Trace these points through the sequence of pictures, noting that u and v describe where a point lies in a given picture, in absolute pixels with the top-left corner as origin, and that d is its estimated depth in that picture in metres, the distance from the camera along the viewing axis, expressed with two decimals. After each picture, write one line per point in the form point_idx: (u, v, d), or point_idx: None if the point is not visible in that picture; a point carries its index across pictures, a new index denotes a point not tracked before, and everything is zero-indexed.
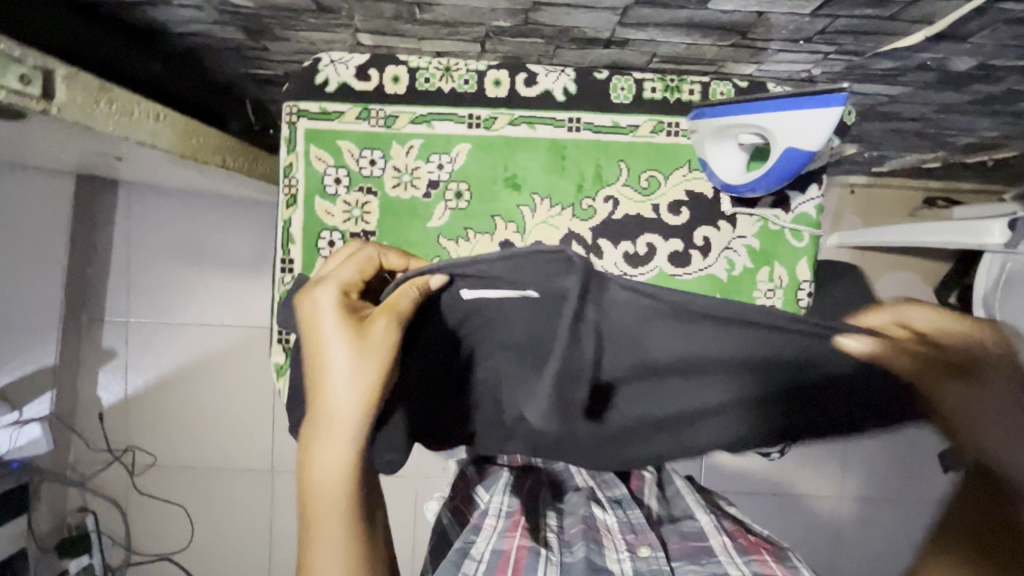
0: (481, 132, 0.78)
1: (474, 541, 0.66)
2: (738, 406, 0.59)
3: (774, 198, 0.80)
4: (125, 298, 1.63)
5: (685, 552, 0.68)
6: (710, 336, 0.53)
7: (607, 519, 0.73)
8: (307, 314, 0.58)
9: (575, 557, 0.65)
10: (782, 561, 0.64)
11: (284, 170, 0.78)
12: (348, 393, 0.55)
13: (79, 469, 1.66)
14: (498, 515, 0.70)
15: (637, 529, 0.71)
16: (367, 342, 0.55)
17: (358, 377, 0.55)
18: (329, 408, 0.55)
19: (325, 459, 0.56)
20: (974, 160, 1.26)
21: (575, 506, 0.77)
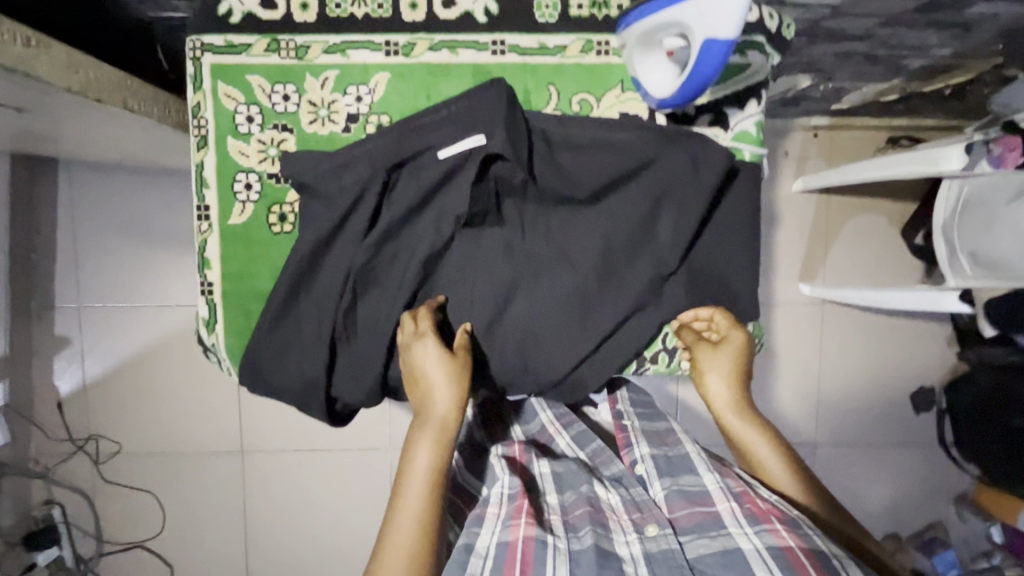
0: (399, 60, 0.73)
1: (478, 535, 0.64)
2: (612, 226, 0.74)
3: (711, 117, 0.77)
4: (75, 283, 1.56)
5: (694, 521, 0.66)
6: (584, 156, 0.75)
7: (610, 499, 0.72)
8: (411, 356, 0.71)
9: (582, 545, 0.62)
10: (794, 526, 0.62)
11: (192, 110, 0.73)
12: (446, 404, 0.69)
13: (41, 461, 1.60)
14: (501, 500, 0.68)
15: (641, 506, 0.71)
16: (465, 368, 0.71)
17: (453, 393, 0.69)
18: (434, 409, 0.68)
19: (421, 461, 0.65)
20: (932, 88, 1.23)
21: (575, 479, 0.75)
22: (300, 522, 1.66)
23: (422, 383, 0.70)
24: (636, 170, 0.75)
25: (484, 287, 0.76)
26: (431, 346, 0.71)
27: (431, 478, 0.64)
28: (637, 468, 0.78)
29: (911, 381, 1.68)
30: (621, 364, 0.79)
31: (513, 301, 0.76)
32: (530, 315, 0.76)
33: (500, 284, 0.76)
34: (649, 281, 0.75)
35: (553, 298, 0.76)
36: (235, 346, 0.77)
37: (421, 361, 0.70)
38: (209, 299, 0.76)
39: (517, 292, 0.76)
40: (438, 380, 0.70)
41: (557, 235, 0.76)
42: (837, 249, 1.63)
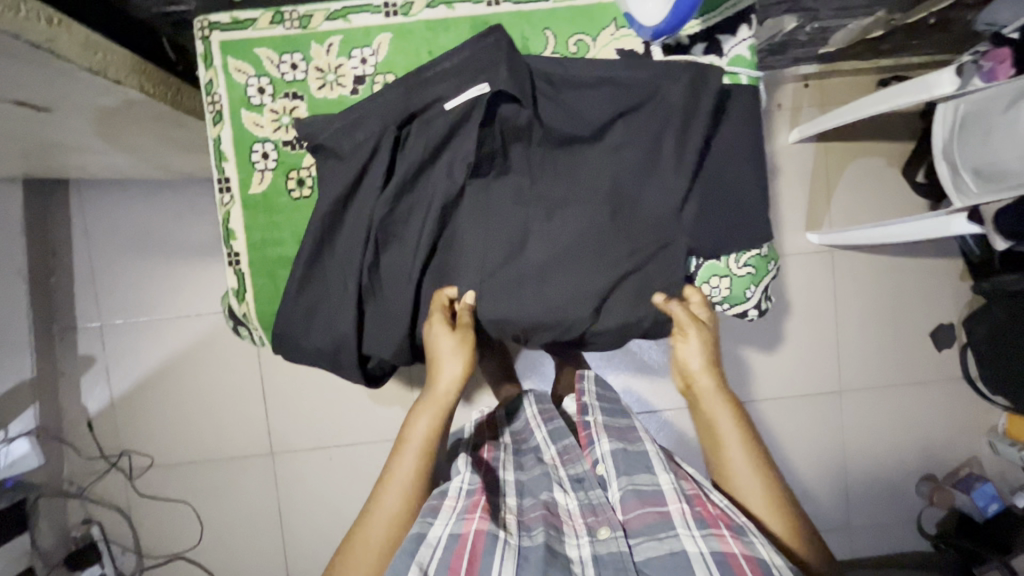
0: (398, 20, 0.76)
1: (431, 524, 0.68)
2: (620, 162, 0.77)
3: (705, 46, 0.80)
4: (96, 302, 1.59)
5: (644, 523, 0.70)
6: (586, 96, 0.77)
7: (569, 503, 0.77)
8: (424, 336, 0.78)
9: (533, 543, 0.67)
10: (736, 529, 0.67)
11: (206, 87, 0.76)
12: (447, 379, 0.77)
13: (76, 481, 1.62)
14: (458, 495, 0.73)
15: (597, 508, 0.75)
16: (468, 348, 0.77)
17: (454, 371, 0.77)
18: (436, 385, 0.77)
19: (419, 426, 0.77)
20: (915, 19, 1.25)
21: (538, 487, 0.81)
22: (334, 520, 1.66)
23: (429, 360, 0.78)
24: (637, 105, 0.77)
25: (502, 231, 0.77)
26: (435, 326, 0.77)
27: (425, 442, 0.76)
28: (598, 468, 0.83)
29: (928, 320, 1.68)
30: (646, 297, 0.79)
31: (535, 242, 0.78)
32: (546, 258, 0.77)
33: (520, 232, 0.78)
34: (665, 211, 0.76)
35: (577, 238, 0.77)
36: (266, 312, 0.80)
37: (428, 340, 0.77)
38: (237, 270, 0.79)
39: (539, 234, 0.78)
40: (439, 359, 0.77)
41: (569, 173, 0.78)
42: (840, 196, 1.64)
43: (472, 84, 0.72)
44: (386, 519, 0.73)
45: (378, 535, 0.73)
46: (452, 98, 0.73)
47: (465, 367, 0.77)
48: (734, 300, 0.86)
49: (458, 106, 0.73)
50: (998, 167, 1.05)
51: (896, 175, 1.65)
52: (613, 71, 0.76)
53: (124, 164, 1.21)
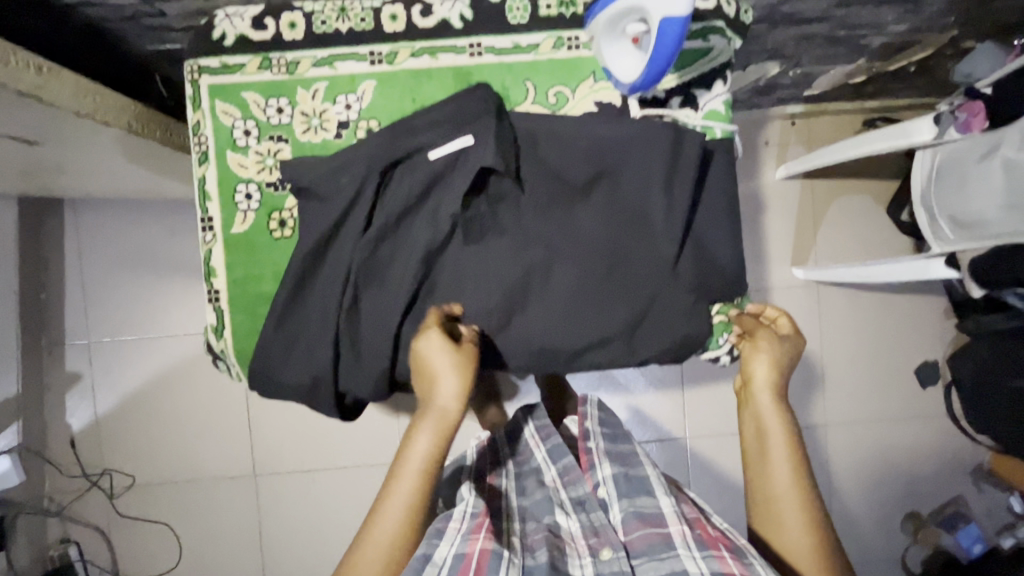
0: (384, 68, 0.78)
1: (437, 546, 0.67)
2: (602, 214, 0.79)
3: (682, 99, 0.82)
4: (85, 319, 1.60)
5: (647, 544, 0.70)
6: (569, 150, 0.79)
7: (570, 525, 0.77)
8: (423, 352, 0.74)
9: (538, 561, 0.68)
10: (737, 550, 0.66)
11: (193, 129, 0.78)
12: (446, 397, 0.73)
13: (56, 498, 1.61)
14: (462, 518, 0.71)
15: (599, 530, 0.75)
16: (467, 364, 0.75)
17: (454, 386, 0.73)
18: (440, 399, 0.73)
19: (422, 443, 0.72)
20: (896, 68, 1.28)
21: (540, 510, 0.81)
22: (316, 543, 1.65)
23: (429, 374, 0.74)
24: (616, 159, 0.79)
25: (494, 281, 0.78)
26: (439, 340, 0.74)
27: (429, 461, 0.71)
28: (599, 490, 0.82)
29: (913, 354, 1.69)
30: (622, 351, 0.80)
31: (527, 291, 0.79)
32: (534, 308, 0.79)
33: (512, 281, 0.78)
34: (644, 265, 0.79)
35: (572, 291, 0.79)
36: (243, 347, 0.80)
37: (427, 353, 0.74)
38: (216, 307, 0.80)
39: (529, 285, 0.79)
40: (442, 370, 0.74)
41: (558, 225, 0.79)
42: (826, 232, 1.67)
43: (456, 136, 0.75)
44: (387, 542, 0.69)
45: (376, 560, 0.68)
46: (435, 148, 0.75)
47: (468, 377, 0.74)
48: (708, 346, 0.86)
49: (438, 155, 0.75)
50: (972, 216, 1.06)
51: (883, 213, 1.67)
52: (596, 130, 0.78)
53: (117, 186, 1.23)
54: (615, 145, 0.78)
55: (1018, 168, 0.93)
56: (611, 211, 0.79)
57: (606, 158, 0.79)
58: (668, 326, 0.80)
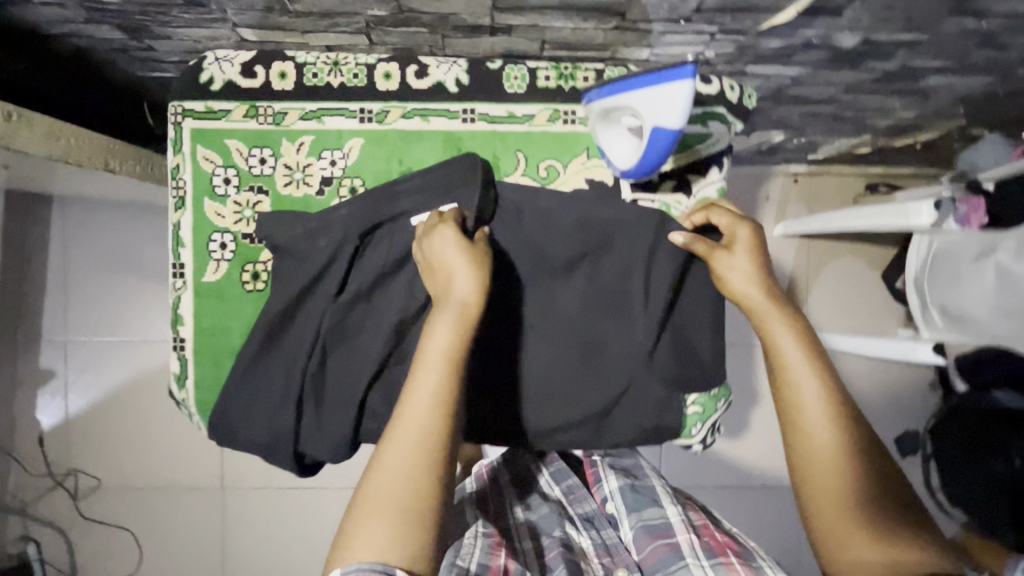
0: (373, 126, 0.77)
1: (459, 556, 0.68)
2: (586, 296, 0.77)
3: (674, 183, 0.80)
4: (63, 318, 1.58)
5: (656, 558, 0.73)
6: (559, 229, 0.76)
7: (583, 541, 0.79)
8: (432, 251, 0.65)
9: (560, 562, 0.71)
10: (748, 562, 0.69)
11: (172, 172, 0.76)
12: (465, 289, 0.61)
13: (19, 495, 1.59)
14: (475, 536, 0.73)
15: (611, 549, 0.78)
16: (485, 262, 0.64)
17: (476, 280, 0.62)
18: (458, 289, 0.61)
19: (437, 340, 0.58)
20: (902, 143, 1.26)
21: (551, 525, 0.81)
22: (275, 562, 1.64)
23: (439, 271, 0.64)
24: (604, 242, 0.77)
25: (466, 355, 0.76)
26: (449, 232, 0.65)
27: (449, 358, 0.58)
28: (607, 507, 0.85)
29: (893, 423, 1.67)
30: (586, 436, 0.79)
31: (499, 369, 0.77)
32: (512, 389, 0.78)
33: (485, 356, 0.77)
34: (625, 351, 0.77)
35: (550, 372, 0.77)
36: (206, 397, 0.78)
37: (438, 249, 0.65)
38: (180, 355, 0.77)
39: (504, 362, 0.77)
40: (456, 264, 0.63)
41: (541, 303, 0.77)
42: (817, 293, 1.65)
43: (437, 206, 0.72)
44: (413, 456, 0.55)
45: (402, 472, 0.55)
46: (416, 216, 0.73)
47: (487, 277, 0.63)
48: (680, 436, 0.83)
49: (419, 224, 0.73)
50: (964, 311, 1.06)
51: (878, 279, 1.66)
52: (587, 210, 0.76)
53: (102, 190, 1.20)
54: (605, 227, 0.77)
55: (1011, 280, 0.93)
56: (595, 293, 0.77)
57: (596, 240, 0.77)
58: (646, 413, 0.78)
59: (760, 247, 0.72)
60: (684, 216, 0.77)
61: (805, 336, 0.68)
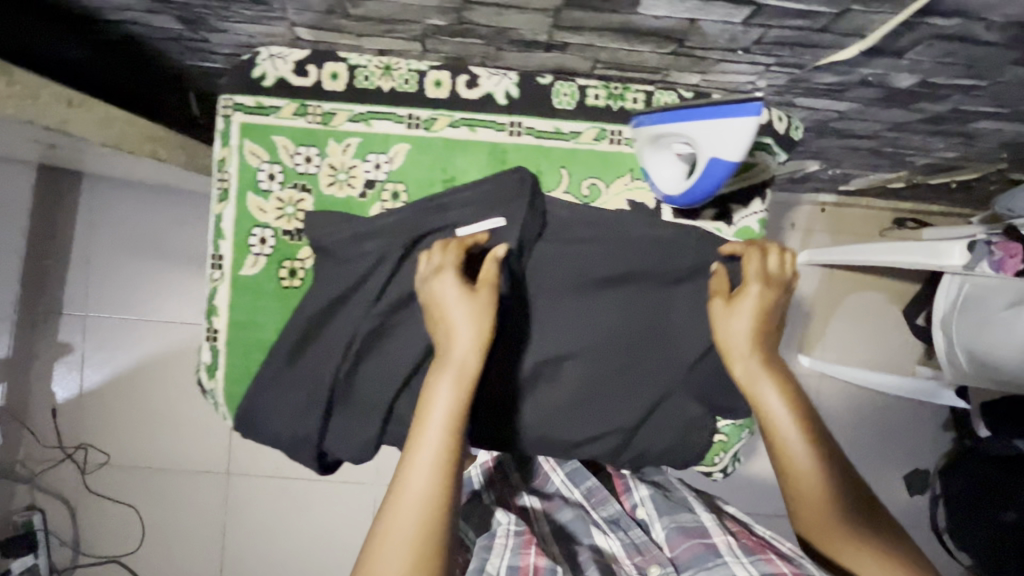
0: (419, 133, 0.77)
1: (488, 558, 0.64)
2: (622, 315, 0.77)
3: (716, 211, 0.79)
4: (84, 294, 1.59)
5: (692, 556, 0.64)
6: (602, 247, 0.77)
7: (611, 544, 0.70)
8: (434, 295, 0.66)
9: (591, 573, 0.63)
10: (787, 559, 0.60)
11: (217, 164, 0.76)
12: (466, 341, 0.62)
13: (29, 465, 1.60)
14: (508, 534, 0.67)
15: (642, 547, 0.69)
16: (489, 308, 0.64)
17: (475, 332, 0.62)
18: (457, 339, 0.62)
19: (440, 397, 0.58)
20: (937, 181, 1.25)
21: (577, 528, 0.73)
22: (274, 551, 1.63)
23: (440, 318, 0.65)
24: (647, 263, 0.76)
25: (495, 366, 0.76)
26: (450, 277, 0.65)
27: (453, 415, 0.57)
28: (637, 511, 0.76)
29: (903, 461, 1.64)
30: (607, 454, 0.79)
31: (527, 384, 0.77)
32: (542, 406, 0.77)
33: (518, 371, 0.77)
34: (659, 374, 0.77)
35: (579, 389, 0.77)
36: (234, 388, 0.79)
37: (439, 295, 0.65)
38: (213, 345, 0.78)
39: (535, 377, 0.77)
40: (456, 312, 0.64)
41: (578, 319, 0.77)
42: (836, 323, 1.64)
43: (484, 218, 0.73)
44: (417, 517, 0.53)
45: (410, 536, 0.52)
46: (464, 226, 0.73)
47: (489, 327, 0.64)
48: (701, 462, 0.83)
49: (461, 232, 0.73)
50: (992, 357, 1.05)
51: (897, 314, 1.65)
52: (630, 231, 0.77)
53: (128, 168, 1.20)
54: (647, 249, 0.76)
55: None
56: (631, 313, 0.77)
57: (637, 262, 0.76)
58: (674, 435, 0.79)
59: (765, 309, 0.68)
60: (722, 249, 0.74)
61: (793, 395, 0.64)
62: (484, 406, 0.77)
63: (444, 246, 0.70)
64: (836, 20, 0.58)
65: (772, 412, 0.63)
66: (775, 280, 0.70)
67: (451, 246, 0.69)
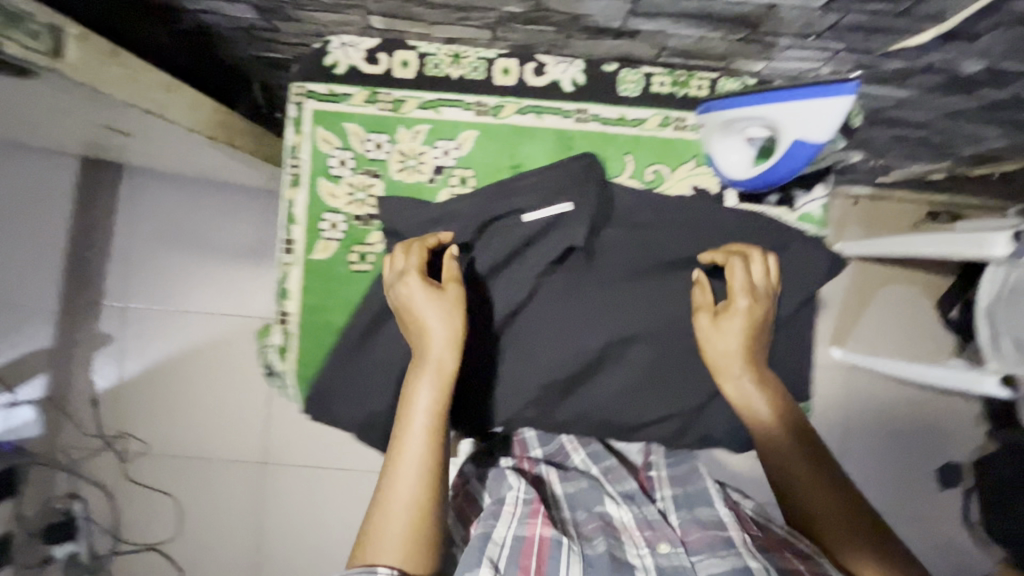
0: (487, 120, 0.78)
1: (494, 525, 0.59)
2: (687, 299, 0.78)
3: (779, 197, 0.80)
4: (124, 282, 1.53)
5: (705, 542, 0.62)
6: (668, 232, 0.78)
7: (621, 516, 0.65)
8: (405, 299, 0.67)
9: (598, 551, 0.59)
10: (799, 555, 0.59)
11: (289, 150, 0.78)
12: (440, 342, 0.64)
13: (70, 454, 1.53)
14: (516, 501, 0.62)
15: (652, 522, 0.65)
16: (459, 305, 0.66)
17: (449, 332, 0.65)
18: (431, 343, 0.64)
19: (421, 400, 0.61)
20: (978, 172, 1.25)
21: (588, 499, 0.67)
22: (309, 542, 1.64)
23: (413, 321, 0.66)
24: (714, 248, 0.77)
25: (563, 348, 0.78)
26: (417, 278, 0.67)
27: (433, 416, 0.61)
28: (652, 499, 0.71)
29: None
30: (666, 436, 0.80)
31: (591, 367, 0.79)
32: (605, 388, 0.79)
33: (584, 355, 0.78)
34: None
35: (641, 371, 0.79)
36: (306, 371, 0.80)
37: (409, 297, 0.67)
38: (284, 328, 0.80)
39: (599, 360, 0.79)
40: (428, 313, 0.66)
41: (642, 303, 0.78)
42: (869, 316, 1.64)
43: (555, 202, 0.75)
44: (406, 516, 0.56)
45: (399, 535, 0.55)
46: (533, 211, 0.74)
47: (460, 325, 0.65)
48: None
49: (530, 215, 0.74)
50: None
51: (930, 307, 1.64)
52: (696, 216, 0.78)
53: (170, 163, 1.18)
54: (714, 234, 0.77)
55: None
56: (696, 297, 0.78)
57: (704, 247, 0.77)
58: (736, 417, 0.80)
59: (755, 322, 0.70)
60: (702, 257, 0.75)
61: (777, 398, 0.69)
62: (549, 389, 0.78)
63: (409, 246, 0.71)
64: (917, 4, 0.59)
65: (761, 418, 0.68)
66: (761, 291, 0.71)
67: (415, 245, 0.70)
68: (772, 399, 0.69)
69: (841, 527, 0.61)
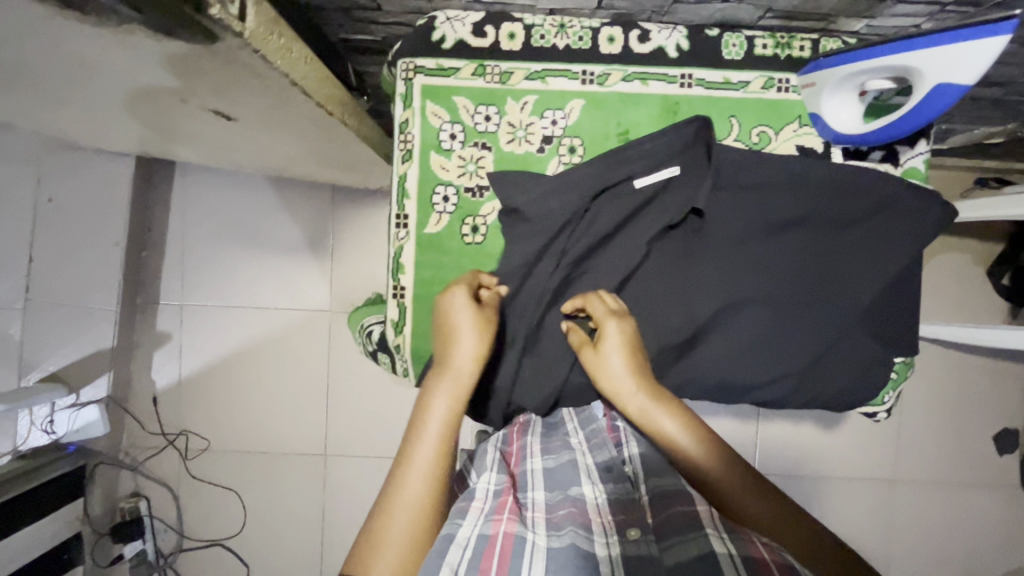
0: (594, 88, 0.79)
1: (458, 524, 0.50)
2: (802, 255, 0.78)
3: (883, 153, 0.81)
4: (179, 281, 1.53)
5: (675, 524, 0.49)
6: (781, 190, 0.78)
7: (595, 498, 0.56)
8: (444, 310, 0.68)
9: (562, 543, 0.48)
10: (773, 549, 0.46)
11: (400, 126, 0.80)
12: (467, 353, 0.64)
13: (133, 452, 1.51)
14: (486, 496, 0.55)
15: (628, 505, 0.55)
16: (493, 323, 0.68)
17: (476, 347, 0.65)
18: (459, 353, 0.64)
19: (438, 407, 0.59)
20: None
21: (562, 481, 0.59)
22: None
23: (449, 333, 0.66)
24: (828, 204, 0.77)
25: (678, 311, 0.79)
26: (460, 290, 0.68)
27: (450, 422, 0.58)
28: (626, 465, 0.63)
29: None
30: (782, 396, 0.80)
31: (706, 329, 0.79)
32: (722, 351, 0.78)
33: (698, 317, 0.79)
34: (842, 311, 0.78)
35: (759, 331, 0.78)
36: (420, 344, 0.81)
37: (450, 307, 0.68)
38: (399, 302, 0.81)
39: (713, 321, 0.79)
40: (464, 326, 0.66)
41: (755, 261, 0.79)
42: None
43: (663, 166, 0.78)
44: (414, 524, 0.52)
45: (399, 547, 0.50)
46: (643, 177, 0.77)
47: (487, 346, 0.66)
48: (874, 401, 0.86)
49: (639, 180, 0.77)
50: None
51: None
52: (810, 172, 0.78)
53: (239, 158, 1.17)
54: (827, 190, 0.77)
55: None
56: (812, 253, 0.78)
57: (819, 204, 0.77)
58: (853, 372, 0.80)
59: (633, 344, 0.67)
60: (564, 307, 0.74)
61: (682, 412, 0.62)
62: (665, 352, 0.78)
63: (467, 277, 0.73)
64: None
65: (667, 433, 0.60)
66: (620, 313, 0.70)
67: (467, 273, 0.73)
68: (675, 411, 0.61)
69: (783, 529, 0.52)
